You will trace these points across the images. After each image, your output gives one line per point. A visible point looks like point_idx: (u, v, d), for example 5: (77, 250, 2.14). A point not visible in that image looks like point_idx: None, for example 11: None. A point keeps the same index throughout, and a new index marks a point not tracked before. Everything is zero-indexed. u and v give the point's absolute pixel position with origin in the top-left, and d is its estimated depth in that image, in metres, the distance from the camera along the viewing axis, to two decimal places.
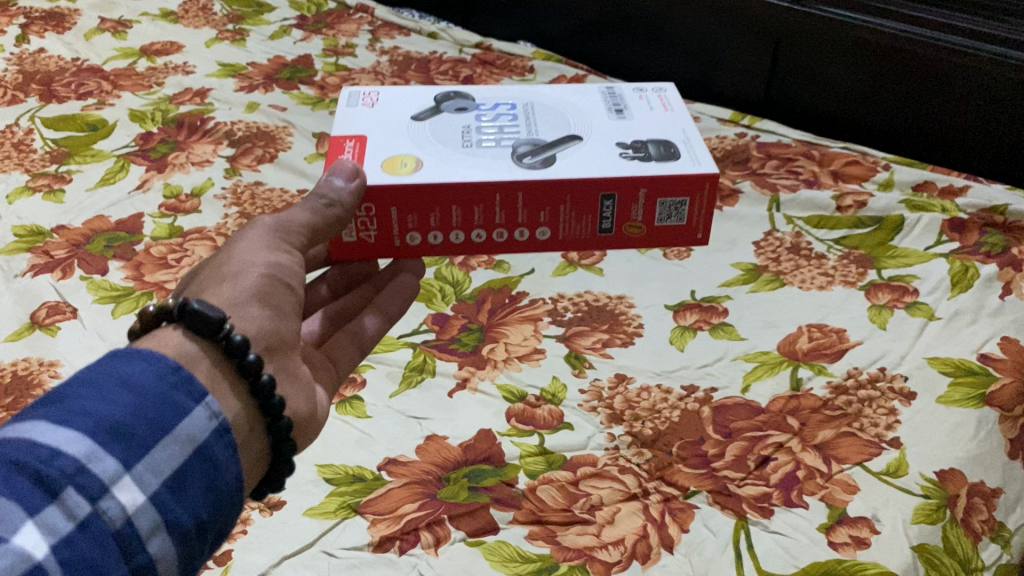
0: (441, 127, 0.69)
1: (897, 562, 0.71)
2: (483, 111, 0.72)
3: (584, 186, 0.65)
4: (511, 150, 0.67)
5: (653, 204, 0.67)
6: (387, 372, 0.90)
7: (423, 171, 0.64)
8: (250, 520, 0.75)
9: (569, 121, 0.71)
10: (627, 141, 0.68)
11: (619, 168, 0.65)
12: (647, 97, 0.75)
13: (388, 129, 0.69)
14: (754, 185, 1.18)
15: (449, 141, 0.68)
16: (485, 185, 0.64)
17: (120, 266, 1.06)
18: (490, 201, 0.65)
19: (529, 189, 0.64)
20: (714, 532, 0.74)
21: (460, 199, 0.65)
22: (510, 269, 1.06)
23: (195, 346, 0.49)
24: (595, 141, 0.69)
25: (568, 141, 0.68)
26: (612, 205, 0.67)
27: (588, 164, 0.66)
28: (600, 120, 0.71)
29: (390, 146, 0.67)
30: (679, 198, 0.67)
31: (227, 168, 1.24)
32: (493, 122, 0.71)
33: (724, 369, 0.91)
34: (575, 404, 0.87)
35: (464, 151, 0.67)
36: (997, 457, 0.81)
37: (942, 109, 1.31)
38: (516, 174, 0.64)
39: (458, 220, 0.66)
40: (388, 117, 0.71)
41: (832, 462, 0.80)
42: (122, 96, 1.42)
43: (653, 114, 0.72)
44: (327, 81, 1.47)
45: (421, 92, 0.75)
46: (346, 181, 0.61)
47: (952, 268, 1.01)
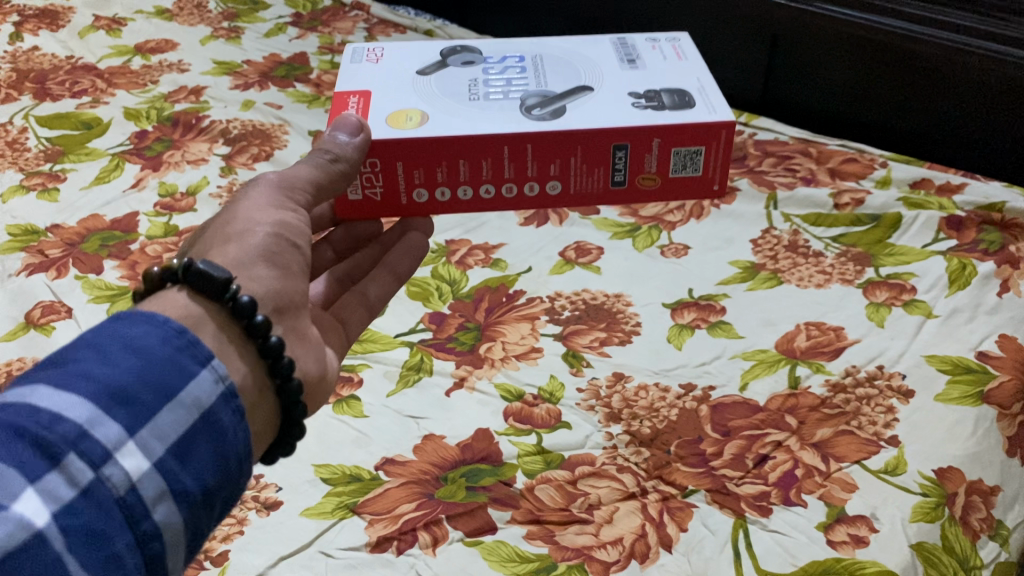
0: (449, 83, 0.70)
1: (896, 561, 0.71)
2: (493, 64, 0.72)
3: (595, 137, 0.65)
4: (518, 103, 0.67)
5: (666, 153, 0.67)
6: (384, 372, 0.90)
7: (430, 125, 0.65)
8: (247, 520, 0.75)
9: (581, 70, 0.71)
10: (639, 91, 0.69)
11: (630, 117, 0.66)
12: (662, 44, 0.75)
13: (395, 85, 0.69)
14: (753, 183, 1.17)
15: (457, 95, 0.68)
16: (496, 137, 0.64)
17: (115, 265, 1.05)
18: (500, 153, 0.65)
19: (538, 141, 0.65)
20: (713, 531, 0.74)
21: (468, 153, 0.65)
22: (507, 267, 1.05)
23: (202, 307, 0.50)
24: (606, 91, 0.69)
25: (577, 92, 0.68)
26: (624, 155, 0.67)
27: (600, 114, 0.66)
28: (614, 67, 0.72)
29: (396, 102, 0.67)
30: (693, 146, 0.67)
31: (223, 166, 1.23)
32: (501, 75, 0.71)
33: (722, 368, 0.90)
34: (573, 404, 0.87)
35: (472, 105, 0.67)
36: (995, 455, 0.81)
37: (940, 106, 1.30)
38: (526, 126, 0.65)
39: (467, 175, 0.66)
40: (394, 72, 0.71)
41: (830, 460, 0.79)
42: (116, 94, 1.42)
43: (666, 63, 0.72)
44: (323, 78, 1.47)
45: (427, 48, 0.75)
46: (349, 140, 0.61)
47: (950, 265, 1.01)
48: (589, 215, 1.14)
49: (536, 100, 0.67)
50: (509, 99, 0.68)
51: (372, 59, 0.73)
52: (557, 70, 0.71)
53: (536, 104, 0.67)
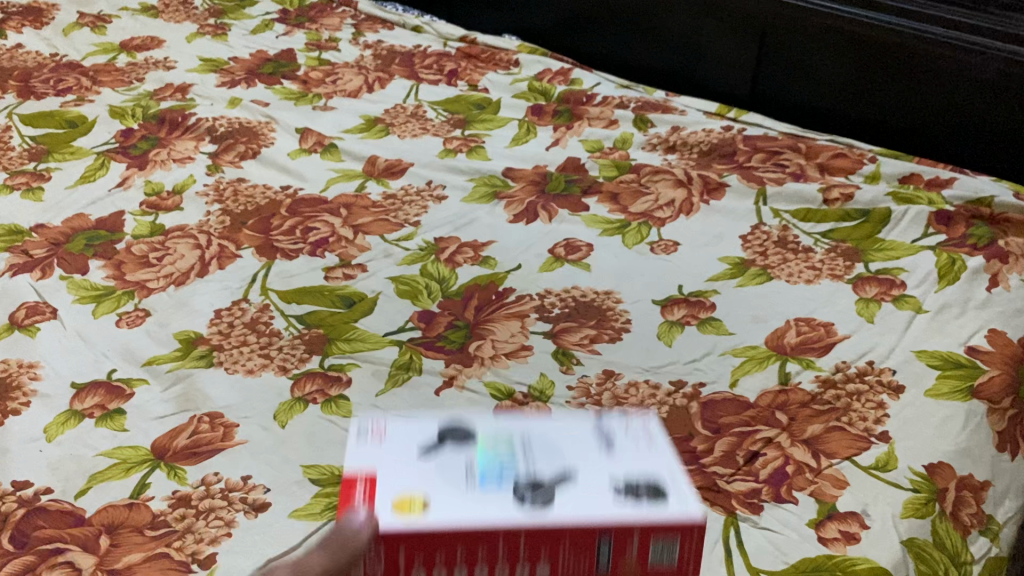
0: (445, 468, 0.51)
1: (887, 558, 0.71)
2: (484, 431, 0.53)
3: (582, 531, 0.47)
4: (512, 491, 0.49)
5: (647, 547, 0.48)
6: (373, 371, 0.89)
7: (433, 514, 0.47)
8: (234, 522, 0.74)
9: (571, 451, 0.52)
10: (623, 483, 0.50)
11: (610, 512, 0.48)
12: (634, 426, 0.55)
13: (396, 462, 0.51)
14: (741, 178, 1.17)
15: (453, 484, 0.50)
16: (476, 531, 0.47)
17: (101, 265, 1.04)
18: (489, 544, 0.47)
19: (527, 533, 0.47)
20: (704, 529, 0.73)
21: (454, 540, 0.47)
22: (496, 265, 1.05)
23: None
24: (588, 482, 0.50)
25: (568, 483, 0.50)
26: (609, 549, 0.49)
27: (594, 500, 0.49)
28: (593, 443, 0.53)
29: (402, 482, 0.50)
30: (670, 539, 0.48)
31: (210, 165, 1.23)
32: (493, 461, 0.51)
33: (712, 364, 0.90)
34: (563, 401, 0.86)
35: (466, 498, 0.49)
36: (986, 450, 0.82)
37: (929, 103, 1.30)
38: (514, 516, 0.47)
39: (450, 563, 0.48)
40: (395, 451, 0.52)
41: (821, 457, 0.79)
42: (101, 92, 1.40)
43: (638, 455, 0.52)
44: (311, 75, 1.46)
45: (429, 421, 0.55)
46: (364, 524, 0.47)
47: (939, 260, 1.01)
48: (578, 211, 1.13)
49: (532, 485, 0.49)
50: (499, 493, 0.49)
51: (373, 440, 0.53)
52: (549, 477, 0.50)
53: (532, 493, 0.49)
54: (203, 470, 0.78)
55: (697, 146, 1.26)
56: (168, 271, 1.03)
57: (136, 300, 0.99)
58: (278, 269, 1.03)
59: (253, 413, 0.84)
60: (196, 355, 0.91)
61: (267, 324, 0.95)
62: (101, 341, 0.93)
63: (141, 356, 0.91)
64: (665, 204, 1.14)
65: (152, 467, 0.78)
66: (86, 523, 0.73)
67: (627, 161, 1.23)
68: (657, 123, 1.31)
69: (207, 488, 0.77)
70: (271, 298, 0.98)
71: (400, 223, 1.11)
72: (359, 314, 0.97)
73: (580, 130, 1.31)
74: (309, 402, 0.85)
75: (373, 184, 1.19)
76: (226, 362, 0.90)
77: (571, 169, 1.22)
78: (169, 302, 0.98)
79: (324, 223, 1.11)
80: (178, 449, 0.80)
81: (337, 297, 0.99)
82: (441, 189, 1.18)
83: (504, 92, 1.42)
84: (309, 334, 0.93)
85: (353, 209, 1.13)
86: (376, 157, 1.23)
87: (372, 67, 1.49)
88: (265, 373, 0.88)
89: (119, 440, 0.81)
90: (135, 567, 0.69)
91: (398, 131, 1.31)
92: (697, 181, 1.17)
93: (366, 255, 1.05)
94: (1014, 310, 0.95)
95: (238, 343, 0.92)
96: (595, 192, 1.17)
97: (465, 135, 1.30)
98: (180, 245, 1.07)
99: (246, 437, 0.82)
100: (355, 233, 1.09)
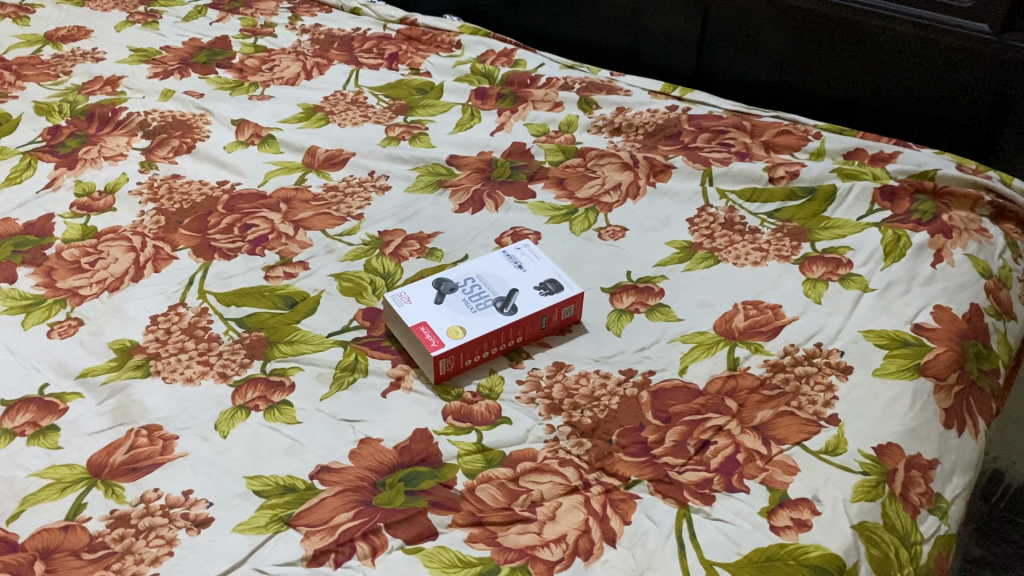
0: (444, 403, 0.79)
1: (839, 544, 0.71)
2: (467, 365, 0.87)
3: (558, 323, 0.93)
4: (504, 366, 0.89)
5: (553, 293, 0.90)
6: (317, 374, 0.87)
7: (470, 362, 0.87)
8: (175, 540, 0.72)
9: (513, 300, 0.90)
10: (514, 272, 0.93)
11: (549, 314, 0.90)
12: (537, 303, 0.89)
13: (400, 420, 0.83)
14: (686, 159, 1.16)
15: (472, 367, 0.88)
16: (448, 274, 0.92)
17: (30, 273, 1.01)
18: (496, 342, 0.87)
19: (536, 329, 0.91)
20: (657, 522, 0.73)
21: (434, 282, 0.91)
22: (443, 257, 1.02)
23: None
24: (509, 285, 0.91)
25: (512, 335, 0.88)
26: (524, 253, 0.95)
27: (502, 250, 0.96)
28: (518, 293, 0.90)
29: (407, 426, 0.82)
30: (564, 284, 0.91)
31: (142, 161, 1.18)
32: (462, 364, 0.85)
33: (661, 352, 0.89)
34: (513, 397, 0.85)
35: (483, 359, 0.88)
36: (933, 428, 0.82)
37: (872, 74, 1.30)
38: (521, 324, 0.88)
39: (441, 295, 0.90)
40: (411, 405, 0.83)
41: (771, 443, 0.79)
42: (26, 87, 1.35)
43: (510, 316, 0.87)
44: (247, 63, 1.42)
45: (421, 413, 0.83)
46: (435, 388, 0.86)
47: (885, 237, 1.01)
48: (524, 199, 1.11)
49: (499, 301, 0.89)
50: (486, 312, 0.88)
51: (405, 301, 0.88)
52: (495, 288, 0.91)
53: (503, 306, 0.89)
54: (142, 486, 0.76)
55: (642, 127, 1.24)
56: (101, 275, 1.00)
57: (68, 308, 0.96)
58: (216, 270, 1.00)
59: (192, 424, 0.82)
60: (132, 365, 0.88)
61: (205, 329, 0.92)
62: (32, 354, 0.90)
63: (74, 368, 0.88)
64: (612, 187, 1.13)
65: (88, 486, 0.76)
66: (20, 549, 0.72)
67: (572, 145, 1.21)
68: (602, 104, 1.29)
69: (147, 505, 0.74)
70: (209, 301, 0.96)
71: (343, 217, 1.08)
72: (301, 314, 0.94)
73: (525, 113, 1.28)
74: (251, 409, 0.83)
75: (313, 176, 1.16)
76: (163, 371, 0.87)
77: (516, 155, 1.20)
78: (102, 309, 0.95)
79: (263, 220, 1.07)
80: (115, 466, 0.78)
81: (278, 297, 0.96)
82: (384, 179, 1.15)
83: (446, 75, 1.39)
84: (250, 338, 0.91)
85: (293, 204, 1.10)
86: (316, 148, 1.20)
87: (310, 52, 1.45)
88: (205, 381, 0.86)
89: (52, 459, 0.79)
90: None
91: (338, 119, 1.27)
92: (643, 163, 1.16)
93: (307, 252, 1.03)
94: (958, 284, 0.96)
95: (176, 350, 0.89)
96: (541, 178, 1.15)
97: (407, 122, 1.27)
98: (113, 249, 1.03)
99: (186, 450, 0.79)
100: (295, 229, 1.06)
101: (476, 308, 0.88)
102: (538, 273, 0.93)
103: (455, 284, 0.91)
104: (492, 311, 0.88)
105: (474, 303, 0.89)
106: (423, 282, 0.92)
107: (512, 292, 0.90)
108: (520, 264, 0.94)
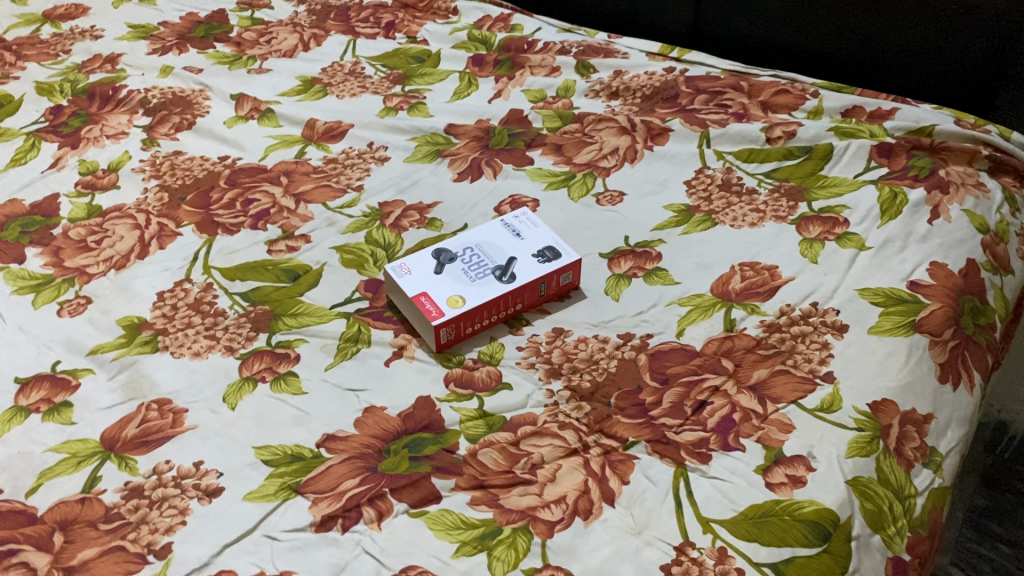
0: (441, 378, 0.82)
1: (833, 499, 0.72)
2: (469, 332, 0.89)
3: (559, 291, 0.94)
4: (505, 334, 0.90)
5: (551, 261, 0.91)
6: (321, 345, 0.89)
7: (471, 329, 0.89)
8: (188, 510, 0.74)
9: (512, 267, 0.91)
10: (512, 240, 0.94)
11: (548, 280, 0.91)
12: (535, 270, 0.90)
13: (403, 389, 0.84)
14: (684, 122, 1.16)
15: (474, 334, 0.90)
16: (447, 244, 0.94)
17: (38, 253, 1.02)
18: (495, 309, 0.89)
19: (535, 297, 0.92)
20: (654, 482, 0.74)
21: (433, 253, 0.92)
22: (442, 227, 1.03)
23: None
24: (507, 253, 0.93)
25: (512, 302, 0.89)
26: (523, 222, 0.97)
27: (501, 219, 0.97)
28: (516, 261, 0.91)
29: (410, 394, 0.84)
30: (562, 250, 0.92)
31: (144, 139, 1.20)
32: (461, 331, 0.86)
33: (658, 316, 0.91)
34: (513, 363, 0.87)
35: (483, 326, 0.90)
36: (928, 383, 0.83)
37: (870, 29, 1.29)
38: (520, 292, 0.89)
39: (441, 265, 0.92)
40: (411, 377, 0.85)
41: (767, 402, 0.80)
42: (27, 67, 1.36)
43: (507, 284, 0.89)
44: (244, 37, 1.42)
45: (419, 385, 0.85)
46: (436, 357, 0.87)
47: (882, 194, 1.02)
48: (522, 166, 1.12)
49: (498, 269, 0.91)
50: (485, 281, 0.89)
51: (406, 272, 0.90)
52: (493, 257, 0.92)
53: (502, 274, 0.90)
54: (154, 459, 0.78)
55: (640, 90, 1.24)
56: (107, 254, 1.01)
57: (77, 287, 0.98)
58: (220, 246, 1.01)
59: (201, 397, 0.84)
60: (140, 341, 0.90)
61: (211, 303, 0.94)
62: (43, 333, 0.92)
63: (85, 345, 0.90)
64: (609, 152, 1.13)
65: (102, 459, 0.79)
66: (39, 521, 0.74)
67: (570, 110, 1.22)
68: (599, 68, 1.29)
69: (159, 477, 0.77)
70: (213, 276, 0.97)
71: (343, 189, 1.10)
72: (304, 287, 0.96)
73: (523, 79, 1.28)
74: (258, 380, 0.85)
75: (313, 149, 1.17)
76: (171, 346, 0.89)
77: (513, 122, 1.20)
78: (110, 287, 0.97)
79: (264, 194, 1.09)
80: (128, 439, 0.80)
81: (281, 271, 0.98)
82: (383, 150, 1.16)
83: (443, 43, 1.39)
84: (255, 312, 0.93)
85: (294, 177, 1.11)
86: (315, 121, 1.21)
87: (306, 23, 1.44)
88: (212, 354, 0.88)
89: (67, 434, 0.81)
90: (91, 563, 0.71)
91: (336, 91, 1.28)
92: (640, 127, 1.16)
93: (309, 225, 1.04)
94: (954, 240, 0.96)
95: (183, 326, 0.91)
96: (539, 145, 1.15)
97: (405, 91, 1.28)
98: (118, 226, 1.05)
99: (196, 422, 0.82)
100: (297, 202, 1.07)
101: (475, 277, 0.90)
102: (536, 241, 0.94)
103: (454, 253, 0.92)
104: (491, 280, 0.89)
105: (473, 272, 0.90)
106: (422, 252, 0.93)
107: (511, 261, 0.91)
108: (518, 233, 0.95)
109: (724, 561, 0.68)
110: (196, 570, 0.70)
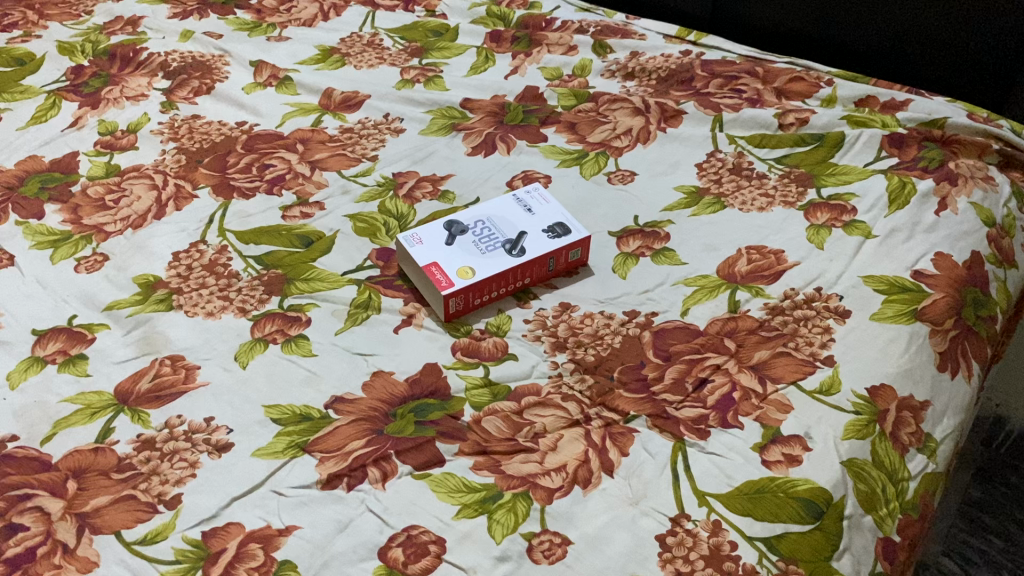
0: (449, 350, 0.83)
1: (828, 478, 0.74)
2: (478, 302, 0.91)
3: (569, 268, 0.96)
4: (516, 306, 0.92)
5: (559, 239, 0.92)
6: (333, 310, 0.90)
7: (478, 300, 0.90)
8: (198, 463, 0.76)
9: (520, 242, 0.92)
10: (523, 215, 0.96)
11: (556, 257, 0.92)
12: (542, 247, 0.92)
13: (409, 356, 0.86)
14: (698, 105, 1.17)
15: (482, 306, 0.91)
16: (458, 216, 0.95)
17: (57, 209, 1.04)
18: (502, 283, 0.90)
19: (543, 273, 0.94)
20: (653, 455, 0.76)
21: (443, 225, 0.93)
22: (455, 200, 1.04)
23: None
24: (516, 227, 0.94)
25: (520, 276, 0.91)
26: (535, 198, 0.98)
27: (513, 195, 0.98)
28: (525, 237, 0.93)
29: (417, 361, 0.85)
30: (571, 227, 0.94)
31: (164, 101, 1.21)
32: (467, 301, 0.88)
33: (664, 294, 0.92)
34: (520, 335, 0.88)
35: (491, 297, 0.91)
36: (927, 370, 0.85)
37: (887, 20, 1.29)
38: (528, 267, 0.91)
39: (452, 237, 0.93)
40: (418, 347, 0.87)
41: (767, 382, 0.82)
42: (48, 26, 1.37)
43: (514, 260, 0.90)
44: (265, 4, 1.43)
45: (424, 352, 0.86)
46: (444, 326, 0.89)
47: (891, 184, 1.03)
48: (536, 142, 1.13)
49: (508, 243, 0.92)
50: (495, 253, 0.91)
51: (417, 242, 0.91)
52: (505, 230, 0.94)
53: (512, 248, 0.91)
54: (166, 413, 0.80)
55: (655, 71, 1.25)
56: (124, 213, 1.03)
57: (94, 244, 1.00)
58: (235, 209, 1.03)
59: (213, 354, 0.86)
60: (155, 299, 0.92)
61: (225, 265, 0.95)
62: (60, 287, 0.94)
63: (100, 301, 0.92)
64: (623, 132, 1.14)
65: (116, 411, 0.81)
66: (54, 468, 0.76)
67: (585, 89, 1.23)
68: (616, 48, 1.30)
69: (171, 430, 0.79)
70: (228, 238, 0.99)
71: (358, 158, 1.11)
72: (317, 253, 0.97)
73: (540, 57, 1.29)
74: (269, 342, 0.87)
75: (329, 118, 1.18)
76: (185, 305, 0.91)
77: (528, 99, 1.21)
78: (127, 245, 0.99)
79: (280, 160, 1.10)
80: (141, 393, 0.82)
81: (295, 237, 0.99)
82: (399, 121, 1.17)
83: (462, 18, 1.39)
84: (268, 275, 0.94)
85: (310, 144, 1.13)
86: (332, 90, 1.22)
87: None
88: (225, 315, 0.90)
89: (82, 385, 0.83)
90: (103, 510, 0.73)
91: (354, 61, 1.29)
92: (654, 108, 1.17)
93: (322, 193, 1.06)
94: (961, 232, 0.97)
95: (197, 286, 0.93)
96: (553, 122, 1.17)
97: (423, 64, 1.28)
98: (136, 186, 1.07)
99: (208, 379, 0.83)
100: (312, 169, 1.09)
101: (485, 250, 0.91)
102: (547, 216, 0.95)
103: (465, 226, 0.94)
104: (502, 254, 0.91)
105: (484, 245, 0.92)
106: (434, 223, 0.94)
107: (521, 235, 0.93)
108: (529, 207, 0.97)
109: (717, 533, 0.70)
110: (205, 521, 0.72)
